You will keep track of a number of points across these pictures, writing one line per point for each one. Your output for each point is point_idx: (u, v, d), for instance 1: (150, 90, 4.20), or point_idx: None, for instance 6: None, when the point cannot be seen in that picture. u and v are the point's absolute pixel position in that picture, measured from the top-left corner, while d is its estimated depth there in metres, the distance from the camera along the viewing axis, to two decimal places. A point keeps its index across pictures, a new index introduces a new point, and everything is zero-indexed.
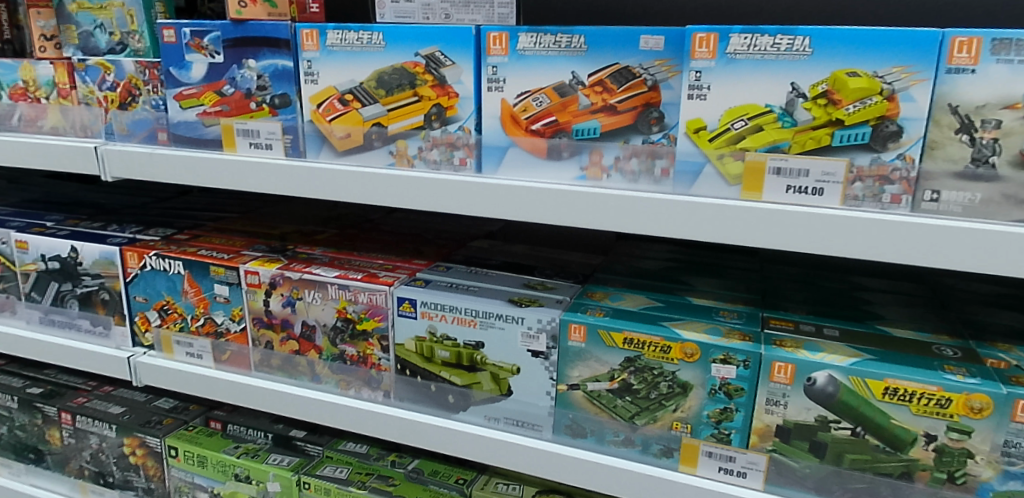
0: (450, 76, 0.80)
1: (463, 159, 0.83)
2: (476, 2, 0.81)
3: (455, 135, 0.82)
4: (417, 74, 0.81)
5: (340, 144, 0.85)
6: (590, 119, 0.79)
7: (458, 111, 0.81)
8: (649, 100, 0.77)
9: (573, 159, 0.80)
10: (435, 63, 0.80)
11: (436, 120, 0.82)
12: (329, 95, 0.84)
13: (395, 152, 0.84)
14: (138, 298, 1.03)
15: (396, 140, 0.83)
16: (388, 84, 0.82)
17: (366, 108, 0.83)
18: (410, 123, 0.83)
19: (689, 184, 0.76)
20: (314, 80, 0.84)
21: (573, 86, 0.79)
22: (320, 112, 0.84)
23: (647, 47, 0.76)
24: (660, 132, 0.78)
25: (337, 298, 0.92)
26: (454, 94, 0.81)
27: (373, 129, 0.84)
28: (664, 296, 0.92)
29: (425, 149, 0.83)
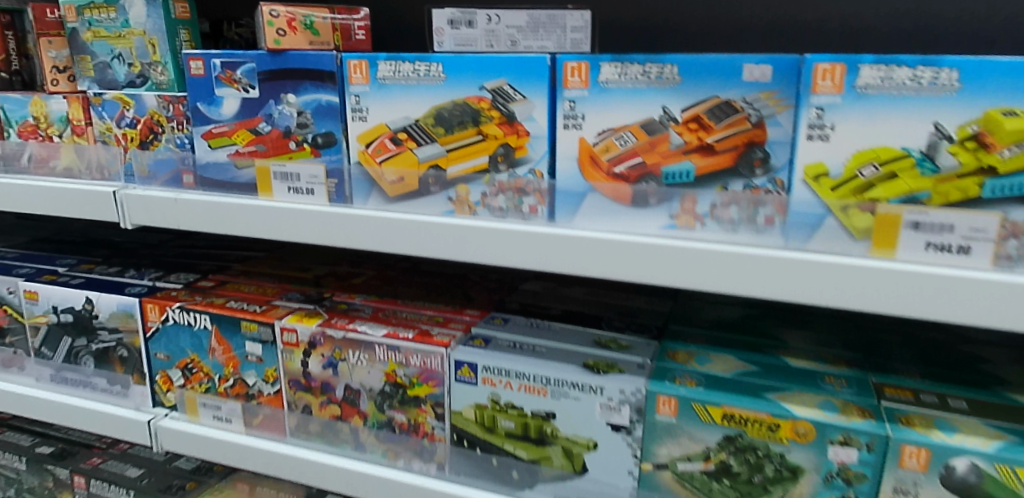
0: (520, 112, 0.70)
1: (534, 206, 0.71)
2: (545, 26, 0.72)
3: (525, 179, 0.71)
4: (481, 109, 0.71)
5: (392, 189, 0.75)
6: (681, 161, 0.68)
7: (529, 151, 0.71)
8: (751, 139, 0.66)
9: (661, 206, 0.68)
10: (503, 97, 0.70)
11: (502, 162, 0.72)
12: (380, 134, 0.75)
13: (455, 198, 0.73)
14: (159, 355, 0.94)
15: (455, 184, 0.73)
16: (446, 122, 0.72)
17: (421, 148, 0.74)
18: (470, 166, 0.73)
19: (805, 238, 0.64)
20: (362, 117, 0.75)
21: (663, 123, 0.67)
22: (369, 152, 0.75)
23: (751, 78, 0.65)
24: (764, 176, 0.67)
25: (385, 360, 0.82)
26: (525, 132, 0.70)
27: (430, 172, 0.73)
28: (756, 356, 0.80)
29: (489, 195, 0.72)
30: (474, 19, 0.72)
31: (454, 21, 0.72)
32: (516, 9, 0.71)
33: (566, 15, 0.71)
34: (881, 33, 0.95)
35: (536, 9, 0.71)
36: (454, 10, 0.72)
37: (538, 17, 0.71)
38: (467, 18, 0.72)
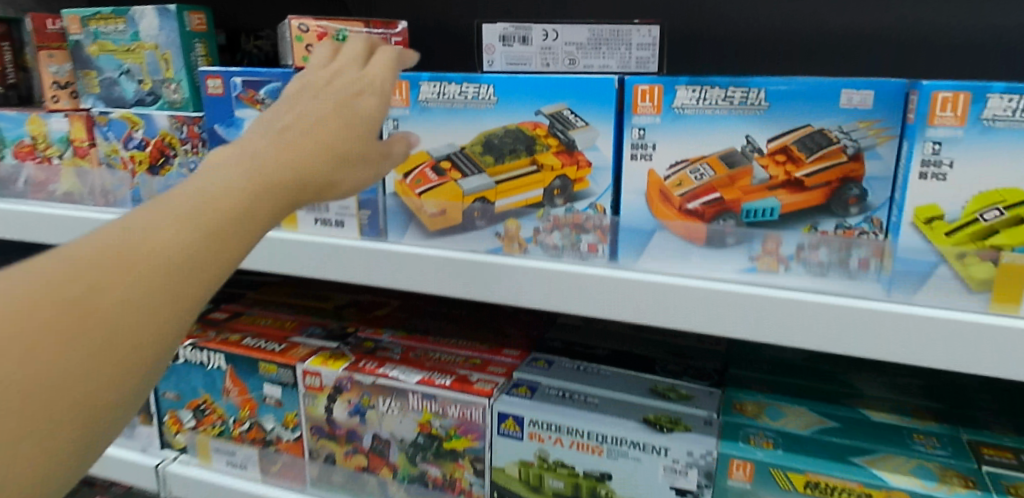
0: (581, 141, 0.62)
1: (593, 245, 0.64)
2: (609, 43, 0.63)
3: (584, 215, 0.64)
4: (537, 136, 0.64)
5: (432, 222, 0.68)
6: (766, 197, 0.60)
7: (591, 184, 0.63)
8: (847, 173, 0.58)
9: (740, 247, 0.60)
10: (563, 123, 0.63)
11: (559, 195, 0.64)
12: (421, 162, 0.67)
13: (503, 234, 0.66)
14: (169, 394, 0.89)
15: (504, 219, 0.66)
16: (495, 149, 0.65)
17: (466, 179, 0.66)
18: (521, 199, 0.65)
19: (912, 289, 0.56)
20: None
21: (747, 155, 0.59)
22: (407, 183, 0.68)
23: (850, 104, 0.57)
24: (860, 214, 0.59)
25: (420, 409, 0.75)
26: (586, 163, 0.63)
27: (475, 205, 0.66)
28: (831, 408, 0.72)
29: (543, 231, 0.65)
30: (530, 35, 0.64)
31: (506, 36, 0.64)
32: (576, 24, 0.63)
33: (632, 31, 0.62)
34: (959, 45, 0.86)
35: (599, 23, 0.63)
36: (506, 25, 0.64)
37: (600, 32, 0.63)
38: (520, 34, 0.64)
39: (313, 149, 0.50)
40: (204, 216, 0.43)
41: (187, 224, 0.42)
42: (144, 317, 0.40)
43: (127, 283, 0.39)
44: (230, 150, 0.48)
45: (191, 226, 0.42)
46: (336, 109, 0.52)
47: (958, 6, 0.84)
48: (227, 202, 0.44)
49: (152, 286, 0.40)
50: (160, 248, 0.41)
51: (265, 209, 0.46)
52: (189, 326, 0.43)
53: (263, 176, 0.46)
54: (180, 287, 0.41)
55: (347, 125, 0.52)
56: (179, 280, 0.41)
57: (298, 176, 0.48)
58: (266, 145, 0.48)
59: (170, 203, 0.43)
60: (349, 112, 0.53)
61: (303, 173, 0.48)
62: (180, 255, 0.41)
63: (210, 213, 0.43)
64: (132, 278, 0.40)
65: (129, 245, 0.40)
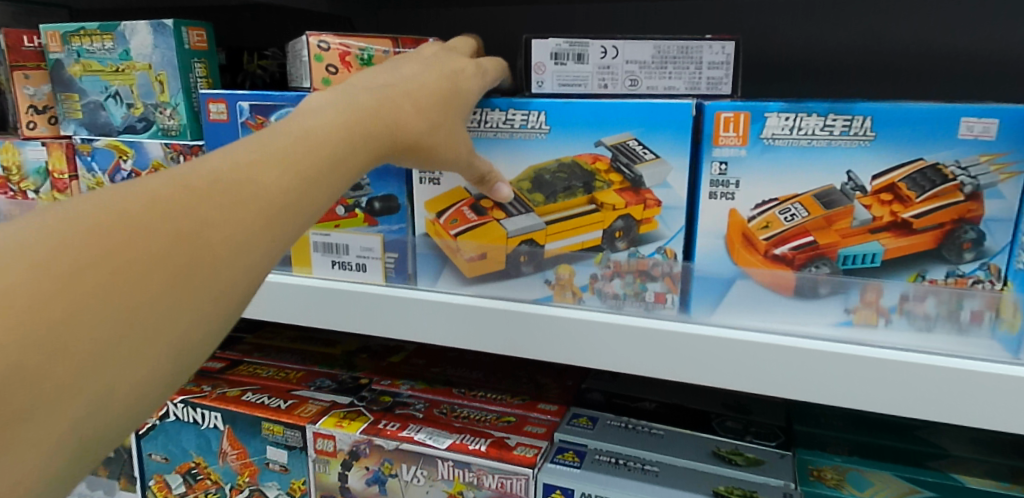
0: (649, 177, 0.54)
1: (661, 295, 0.55)
2: (676, 61, 0.56)
3: (650, 260, 0.56)
4: (597, 172, 0.56)
5: (470, 268, 0.59)
6: (868, 241, 0.52)
7: (660, 226, 0.55)
8: (962, 214, 0.50)
9: (835, 298, 0.52)
10: (628, 155, 0.55)
11: (621, 238, 0.56)
12: (457, 200, 0.59)
13: (554, 281, 0.57)
14: (156, 456, 0.79)
15: (554, 264, 0.57)
16: (546, 186, 0.57)
17: (510, 219, 0.58)
18: (578, 242, 0.57)
19: None
20: (432, 179, 0.59)
21: (846, 193, 0.52)
22: (442, 223, 0.60)
23: (969, 135, 0.49)
24: (975, 261, 0.51)
25: (450, 478, 0.66)
26: (655, 203, 0.55)
27: (522, 248, 0.58)
28: (918, 473, 0.64)
29: (601, 279, 0.56)
30: (585, 52, 0.56)
31: (559, 54, 0.57)
32: (639, 40, 0.56)
33: (703, 47, 0.55)
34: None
35: (665, 39, 0.55)
36: (559, 41, 0.56)
37: (667, 49, 0.55)
38: (575, 51, 0.57)
39: (371, 146, 0.44)
40: (240, 203, 0.36)
41: (219, 208, 0.35)
42: (148, 319, 0.32)
43: (137, 271, 0.31)
44: (274, 130, 0.41)
45: (222, 210, 0.35)
46: (421, 91, 0.49)
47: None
48: (269, 189, 0.37)
49: (167, 280, 0.32)
50: (209, 213, 0.34)
51: (310, 209, 0.39)
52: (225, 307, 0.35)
53: (313, 168, 0.40)
54: (195, 286, 0.33)
55: (437, 107, 0.50)
56: (197, 276, 0.34)
57: (346, 179, 0.42)
58: (319, 127, 0.41)
59: (200, 176, 0.35)
60: (436, 92, 0.50)
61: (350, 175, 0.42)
62: (217, 230, 0.35)
63: (248, 198, 0.36)
64: (147, 263, 0.32)
65: (154, 211, 0.33)
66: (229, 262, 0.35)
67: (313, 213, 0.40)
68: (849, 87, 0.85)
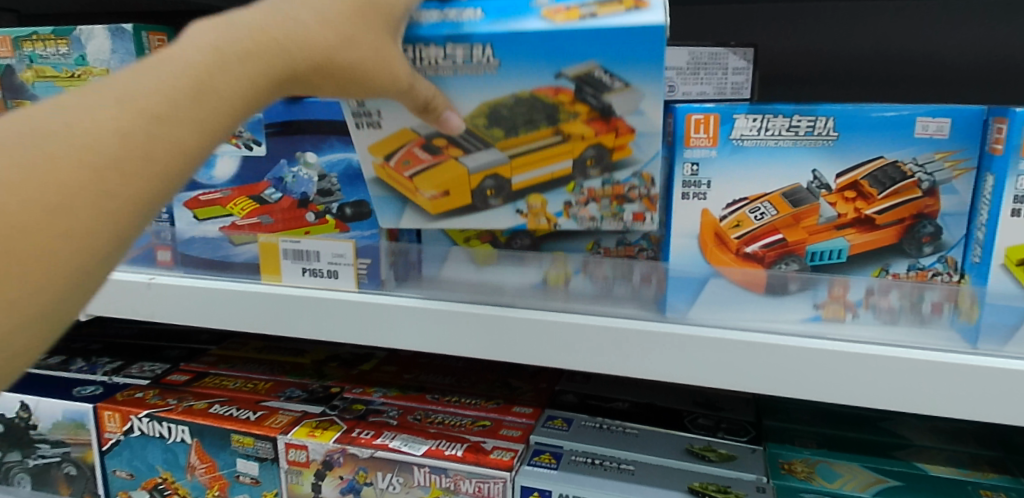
0: (620, 105, 0.49)
1: (638, 214, 0.54)
2: (707, 68, 0.58)
3: (626, 184, 0.53)
4: (561, 104, 0.49)
5: (432, 207, 0.56)
6: (834, 238, 0.53)
7: (634, 151, 0.52)
8: (920, 209, 0.52)
9: (804, 294, 0.53)
10: (595, 86, 0.49)
11: (593, 166, 0.52)
12: (405, 141, 0.54)
13: (526, 211, 0.55)
14: (121, 473, 0.76)
15: (525, 195, 0.54)
16: (505, 121, 0.51)
17: (469, 156, 0.53)
18: (546, 173, 0.53)
19: (1003, 340, 0.49)
20: (372, 122, 0.53)
21: (812, 191, 0.53)
22: (393, 166, 0.55)
23: (925, 134, 0.51)
24: (934, 254, 0.53)
25: (427, 484, 0.66)
26: (627, 130, 0.51)
27: (487, 183, 0.54)
28: (884, 463, 0.65)
29: (575, 205, 0.55)
30: None
31: None
32: (675, 46, 0.57)
33: (730, 54, 0.58)
34: (982, 68, 0.83)
35: (699, 46, 0.57)
36: None
37: (699, 56, 0.57)
38: None
39: (247, 72, 0.40)
40: (51, 155, 0.33)
41: (30, 157, 0.33)
42: None
43: None
44: (139, 64, 0.38)
45: (34, 161, 0.33)
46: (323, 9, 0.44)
47: (958, 25, 0.83)
48: (94, 131, 0.35)
49: None
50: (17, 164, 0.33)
51: (161, 153, 0.36)
52: (58, 268, 0.34)
53: (163, 105, 0.36)
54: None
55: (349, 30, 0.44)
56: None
57: (214, 115, 0.38)
58: (178, 56, 0.38)
59: (19, 125, 0.34)
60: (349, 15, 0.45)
61: (221, 112, 0.39)
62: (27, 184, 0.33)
63: (63, 150, 0.34)
64: None
65: None
66: (41, 227, 0.33)
67: (170, 157, 0.37)
68: (810, 91, 0.88)
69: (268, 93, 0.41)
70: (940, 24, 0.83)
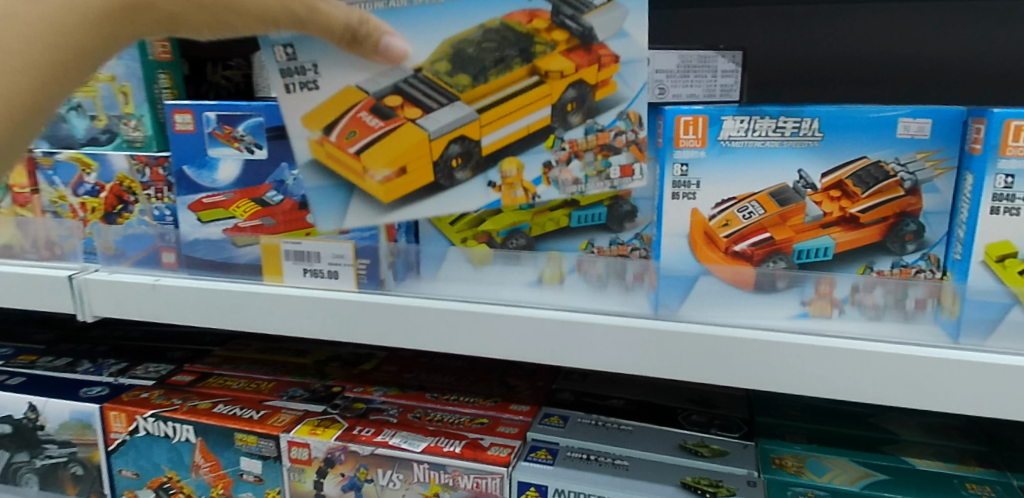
0: (601, 28, 0.51)
1: (625, 168, 0.55)
2: (697, 70, 0.59)
3: (610, 131, 0.54)
4: (533, 34, 0.51)
5: (383, 190, 0.55)
6: (820, 236, 0.55)
7: (620, 86, 0.52)
8: (903, 208, 0.54)
9: (792, 291, 0.55)
10: (573, 5, 0.51)
11: (574, 112, 0.53)
12: (348, 108, 0.54)
13: (498, 181, 0.55)
14: (126, 472, 0.78)
15: (498, 160, 0.55)
16: (470, 64, 0.52)
17: (428, 119, 0.53)
18: (519, 127, 0.54)
19: (983, 335, 0.51)
20: (310, 86, 0.54)
21: (799, 191, 0.55)
22: (336, 140, 0.54)
23: (907, 134, 0.53)
24: (918, 252, 0.55)
25: (426, 481, 0.67)
26: (611, 58, 0.52)
27: (449, 149, 0.53)
28: (873, 458, 0.67)
29: (558, 166, 0.55)
30: None
31: None
32: (665, 50, 0.59)
33: (718, 57, 0.59)
34: (971, 69, 0.85)
35: (688, 49, 0.59)
36: None
37: (689, 58, 0.59)
38: None
39: (53, 10, 0.42)
40: None
41: None
42: None
43: None
44: None
45: None
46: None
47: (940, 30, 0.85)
48: None
49: None
50: None
51: None
52: None
53: None
54: None
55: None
56: None
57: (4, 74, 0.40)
58: None
59: None
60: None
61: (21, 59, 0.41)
62: None
63: None
64: None
65: None
66: None
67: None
68: (804, 93, 0.90)
69: (99, 37, 0.44)
70: (929, 27, 0.85)
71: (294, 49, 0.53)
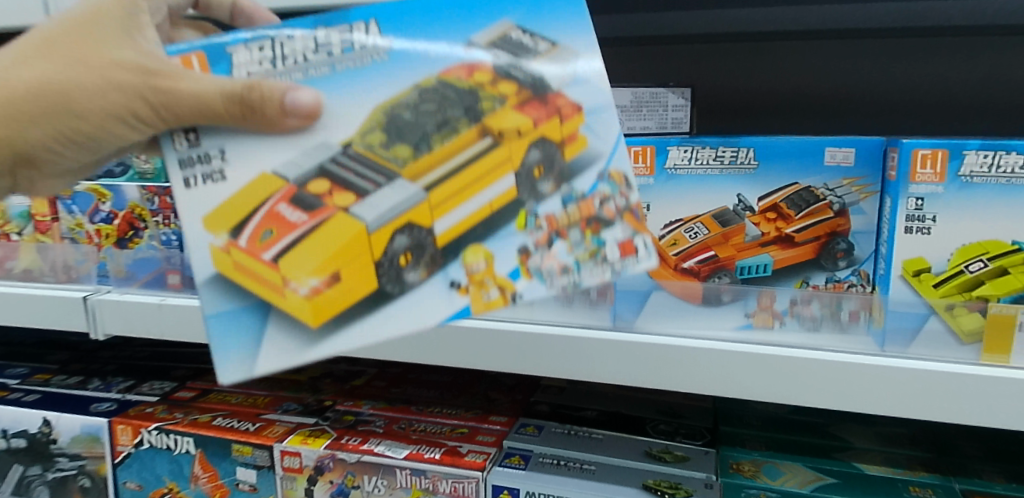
0: (552, 74, 0.50)
1: (625, 245, 0.49)
2: (649, 105, 0.66)
3: (591, 199, 0.49)
4: (479, 90, 0.49)
5: (312, 302, 0.48)
6: (759, 253, 0.61)
7: (588, 139, 0.49)
8: (834, 228, 0.60)
9: (735, 304, 0.60)
10: (513, 48, 0.50)
11: (544, 177, 0.49)
12: (263, 200, 0.48)
13: (463, 281, 0.48)
14: (131, 484, 0.83)
15: (460, 253, 0.49)
16: (409, 131, 0.49)
17: (365, 207, 0.48)
18: (483, 203, 0.49)
19: (904, 343, 0.56)
20: (215, 177, 0.48)
21: (738, 213, 0.61)
22: (246, 246, 0.48)
23: (834, 162, 0.59)
24: (848, 268, 0.60)
25: (408, 486, 0.72)
26: (574, 108, 0.50)
27: (394, 242, 0.48)
28: (825, 463, 0.72)
29: (537, 252, 0.49)
30: None
31: None
32: (619, 87, 0.66)
33: (669, 93, 0.66)
34: (951, 101, 0.84)
35: (640, 86, 0.66)
36: None
37: (641, 95, 0.66)
38: None
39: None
40: None
41: None
42: None
43: None
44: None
45: None
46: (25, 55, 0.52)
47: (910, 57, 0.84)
48: None
49: None
50: None
51: None
52: None
53: None
54: None
55: (44, 79, 0.51)
56: None
57: None
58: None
59: None
60: (48, 55, 0.52)
61: None
62: None
63: None
64: None
65: None
66: None
67: None
68: (785, 124, 0.90)
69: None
70: (910, 59, 0.84)
71: (197, 134, 0.49)
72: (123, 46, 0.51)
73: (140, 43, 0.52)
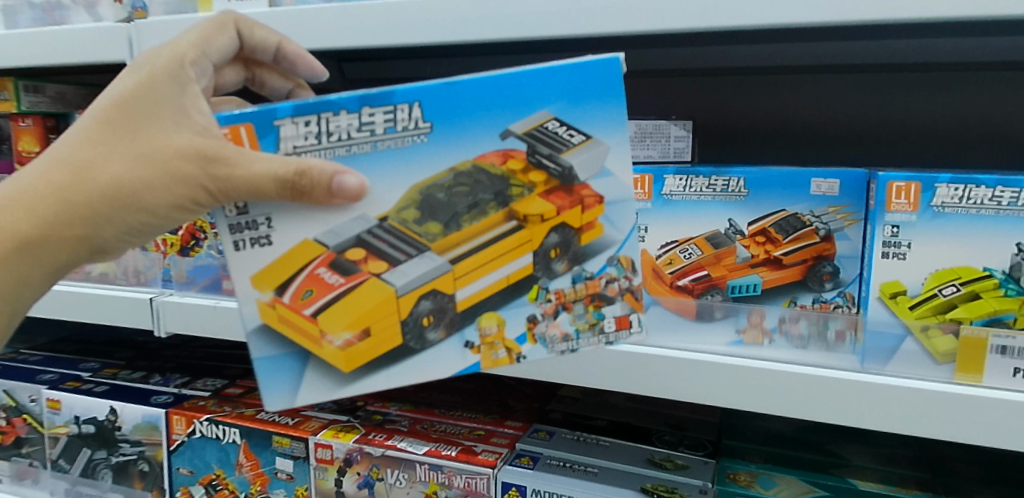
0: (581, 166, 0.55)
1: (621, 322, 0.57)
2: (652, 136, 0.72)
3: (598, 279, 0.57)
4: (512, 175, 0.54)
5: (346, 351, 0.57)
6: (749, 274, 0.66)
7: (607, 229, 0.56)
8: (820, 252, 0.65)
9: (726, 320, 0.64)
10: (549, 142, 0.54)
11: (559, 258, 0.56)
12: (303, 264, 0.55)
13: (477, 340, 0.57)
14: (183, 470, 0.92)
15: (477, 316, 0.57)
16: (442, 210, 0.54)
17: (397, 273, 0.55)
18: (502, 276, 0.56)
19: (882, 361, 0.60)
20: (263, 242, 0.55)
21: (730, 236, 0.67)
22: (290, 303, 0.56)
23: (819, 191, 0.64)
24: (834, 289, 0.65)
25: (427, 480, 0.78)
26: (593, 200, 0.55)
27: (418, 306, 0.56)
28: (820, 477, 0.75)
29: (543, 320, 0.57)
30: None
31: None
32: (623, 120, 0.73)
33: (670, 125, 0.71)
34: (955, 135, 0.88)
35: (644, 119, 0.72)
36: None
37: (645, 127, 0.72)
38: None
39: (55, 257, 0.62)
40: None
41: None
42: None
43: None
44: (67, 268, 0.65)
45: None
46: (93, 151, 0.58)
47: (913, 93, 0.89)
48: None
49: None
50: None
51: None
52: None
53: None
54: None
55: (115, 177, 0.58)
56: None
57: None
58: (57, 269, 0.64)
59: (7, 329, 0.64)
60: (116, 153, 0.58)
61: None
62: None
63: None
64: None
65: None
66: None
67: None
68: (795, 153, 0.94)
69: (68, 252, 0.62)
70: (916, 93, 0.88)
71: (244, 203, 0.55)
72: (178, 129, 0.57)
73: (193, 122, 0.57)
